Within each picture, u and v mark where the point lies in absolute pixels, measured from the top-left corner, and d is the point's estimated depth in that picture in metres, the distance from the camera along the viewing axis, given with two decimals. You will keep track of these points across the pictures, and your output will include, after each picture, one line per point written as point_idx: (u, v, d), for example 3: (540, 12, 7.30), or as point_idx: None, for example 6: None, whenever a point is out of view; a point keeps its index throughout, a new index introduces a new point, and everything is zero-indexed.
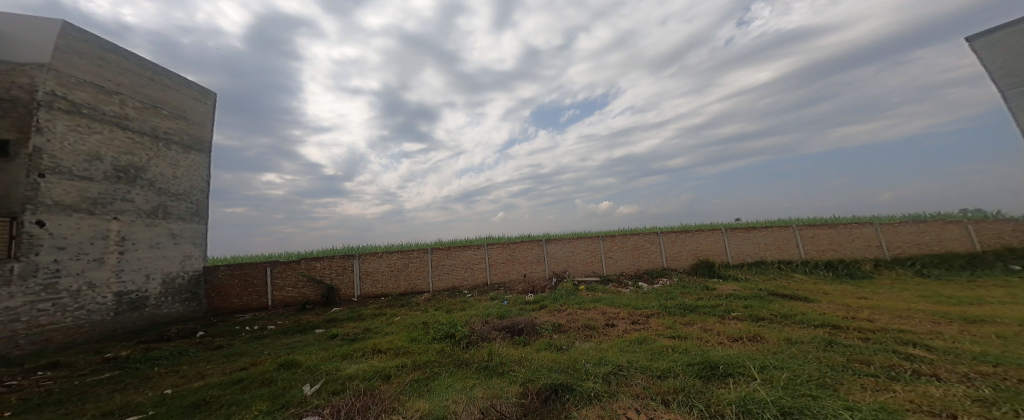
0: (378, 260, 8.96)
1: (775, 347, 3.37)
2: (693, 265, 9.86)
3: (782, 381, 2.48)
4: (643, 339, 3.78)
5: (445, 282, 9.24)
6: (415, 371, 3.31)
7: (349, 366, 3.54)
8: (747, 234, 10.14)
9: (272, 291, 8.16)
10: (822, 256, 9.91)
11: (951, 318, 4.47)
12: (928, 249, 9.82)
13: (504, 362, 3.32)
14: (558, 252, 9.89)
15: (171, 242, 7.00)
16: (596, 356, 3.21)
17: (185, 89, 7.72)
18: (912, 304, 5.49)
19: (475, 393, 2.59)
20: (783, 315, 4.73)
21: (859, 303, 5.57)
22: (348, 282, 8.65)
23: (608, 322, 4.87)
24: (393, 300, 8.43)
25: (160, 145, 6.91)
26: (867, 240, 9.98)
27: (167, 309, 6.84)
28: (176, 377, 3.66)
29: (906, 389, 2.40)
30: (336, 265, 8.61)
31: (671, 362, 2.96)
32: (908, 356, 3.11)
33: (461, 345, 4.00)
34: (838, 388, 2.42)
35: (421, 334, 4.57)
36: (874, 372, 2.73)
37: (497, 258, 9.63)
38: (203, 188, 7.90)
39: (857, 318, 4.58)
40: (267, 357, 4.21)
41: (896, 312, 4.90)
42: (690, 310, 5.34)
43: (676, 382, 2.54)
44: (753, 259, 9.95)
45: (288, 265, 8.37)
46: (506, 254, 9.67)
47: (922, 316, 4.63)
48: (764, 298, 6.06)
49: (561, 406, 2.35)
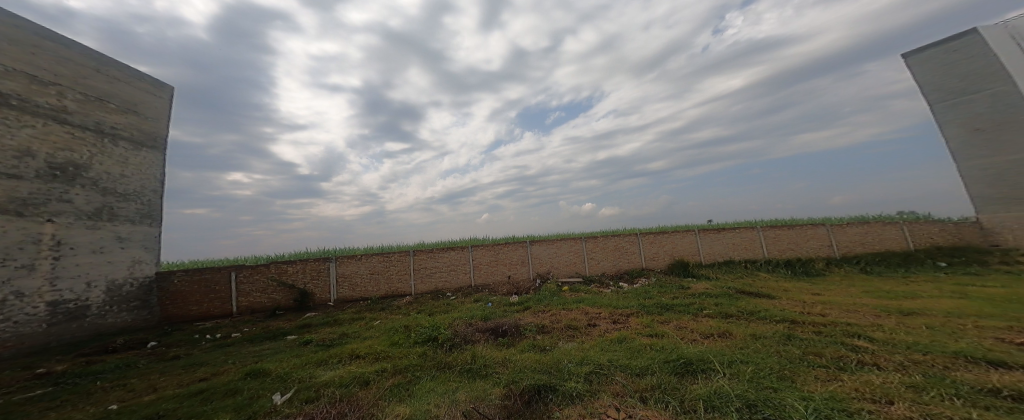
0: (356, 263, 8.65)
1: (742, 343, 3.57)
2: (670, 265, 10.23)
3: (748, 374, 2.62)
4: (623, 338, 3.89)
5: (427, 285, 9.07)
6: (395, 376, 3.21)
7: (324, 373, 3.38)
8: (718, 235, 10.66)
9: (237, 297, 7.65)
10: (783, 255, 10.62)
11: (891, 311, 4.89)
12: (872, 248, 10.80)
13: (487, 364, 3.28)
14: (543, 254, 9.96)
15: (117, 246, 6.39)
16: (578, 356, 3.24)
17: (137, 82, 7.14)
18: (858, 298, 5.99)
19: (457, 396, 2.56)
20: (749, 311, 5.01)
21: (815, 299, 6.00)
22: (324, 286, 8.29)
23: (590, 322, 4.96)
24: (372, 304, 8.18)
25: (105, 141, 6.32)
26: (821, 240, 10.77)
27: (112, 319, 6.22)
28: (124, 392, 3.35)
29: (853, 378, 2.60)
30: (310, 268, 8.25)
31: (650, 360, 3.04)
32: (853, 347, 3.37)
33: (444, 348, 3.93)
34: (796, 379, 2.59)
35: (401, 338, 4.44)
36: (825, 363, 2.95)
37: (482, 260, 9.57)
38: (156, 188, 7.29)
39: (811, 313, 4.93)
40: (231, 366, 3.94)
41: (845, 307, 5.32)
42: (667, 308, 5.55)
43: (653, 379, 2.62)
44: (723, 259, 10.49)
45: (256, 269, 7.89)
46: (491, 256, 9.63)
47: (866, 310, 5.06)
48: (732, 295, 6.40)
49: (545, 406, 2.36)
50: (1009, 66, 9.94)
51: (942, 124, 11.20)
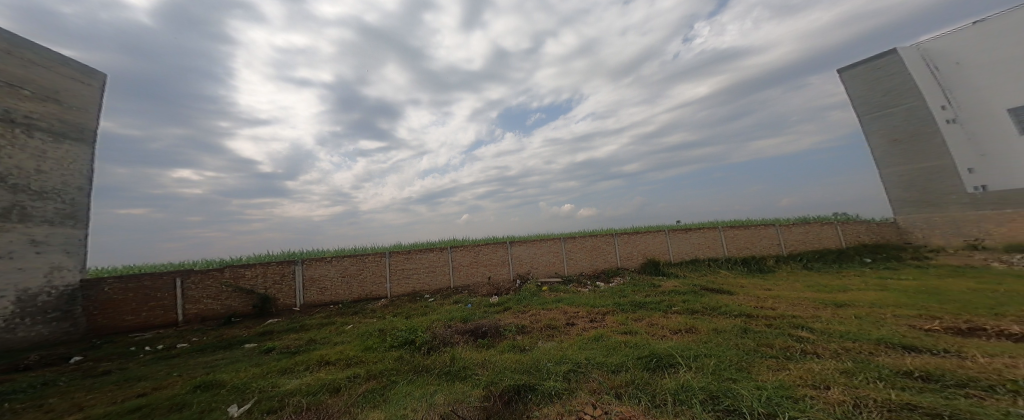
0: (325, 266, 8.23)
1: (705, 337, 3.79)
2: (642, 264, 10.65)
3: (711, 367, 2.78)
4: (600, 336, 3.99)
5: (404, 287, 8.81)
6: (369, 381, 3.08)
7: (288, 382, 3.17)
8: (686, 234, 11.25)
9: (183, 305, 7.00)
10: (741, 253, 11.42)
11: (827, 303, 5.43)
12: (813, 247, 11.89)
13: (466, 366, 3.23)
14: (523, 254, 9.99)
15: (32, 250, 5.59)
16: (557, 355, 3.28)
17: (60, 67, 6.36)
18: (801, 292, 6.57)
19: (435, 399, 2.50)
20: (712, 307, 5.32)
21: (766, 294, 6.50)
22: (288, 290, 7.81)
23: (569, 321, 5.04)
24: (344, 307, 7.80)
25: (15, 131, 5.55)
26: (771, 239, 11.69)
27: (23, 333, 5.34)
28: (41, 413, 2.96)
29: (798, 366, 2.84)
30: (273, 272, 7.74)
31: (624, 357, 3.14)
32: (798, 338, 3.68)
33: (422, 352, 3.83)
34: (751, 370, 2.79)
35: (376, 342, 4.28)
36: (775, 353, 3.20)
37: (462, 261, 9.45)
38: (82, 186, 6.47)
39: (764, 307, 5.35)
40: (177, 379, 3.60)
41: (791, 300, 5.82)
42: (640, 306, 5.78)
43: (627, 375, 2.71)
44: (689, 258, 11.08)
45: (206, 274, 7.28)
46: (471, 257, 9.53)
47: (807, 303, 5.57)
48: (698, 292, 6.78)
49: (524, 406, 2.37)
50: (919, 84, 11.50)
51: (868, 134, 12.88)
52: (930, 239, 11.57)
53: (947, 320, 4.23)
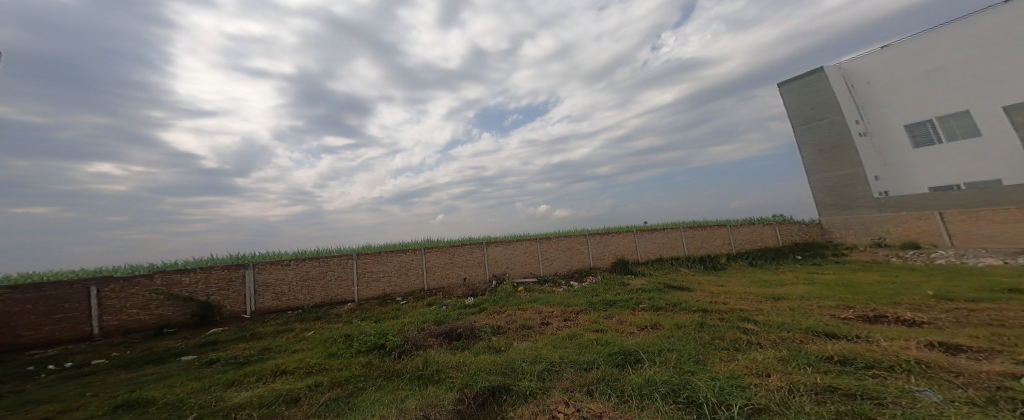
0: (283, 269, 7.66)
1: (669, 332, 4.02)
2: (613, 264, 11.05)
3: (673, 361, 2.95)
4: (573, 334, 4.08)
5: (373, 290, 8.42)
6: (333, 389, 2.90)
7: (236, 395, 2.90)
8: (652, 235, 11.84)
9: (101, 316, 6.01)
10: (699, 252, 12.26)
11: (766, 297, 6.00)
12: (756, 245, 13.04)
13: (439, 369, 3.15)
14: (499, 255, 9.96)
15: None
16: (532, 355, 3.30)
17: None
18: (747, 288, 7.18)
19: (406, 404, 2.41)
20: (673, 303, 5.64)
21: (718, 290, 7.02)
22: (237, 297, 7.14)
23: (543, 320, 5.10)
24: (304, 313, 7.29)
25: None
26: (721, 238, 12.64)
27: None
28: None
29: (745, 357, 3.09)
30: (218, 278, 7.03)
31: (595, 354, 3.24)
32: (744, 330, 4.01)
33: (392, 356, 3.68)
34: (707, 361, 2.99)
35: (341, 348, 4.05)
36: (726, 345, 3.46)
37: (436, 262, 9.23)
38: None
39: (716, 302, 5.77)
40: (93, 399, 3.16)
41: (739, 295, 6.33)
42: (610, 304, 6.00)
43: (598, 372, 2.79)
44: (654, 257, 11.68)
45: (132, 281, 6.38)
46: (446, 258, 9.34)
47: (752, 297, 6.10)
48: (662, 290, 7.17)
49: (499, 407, 2.35)
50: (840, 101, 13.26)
51: (800, 144, 14.85)
52: (846, 237, 13.24)
53: (857, 309, 4.83)
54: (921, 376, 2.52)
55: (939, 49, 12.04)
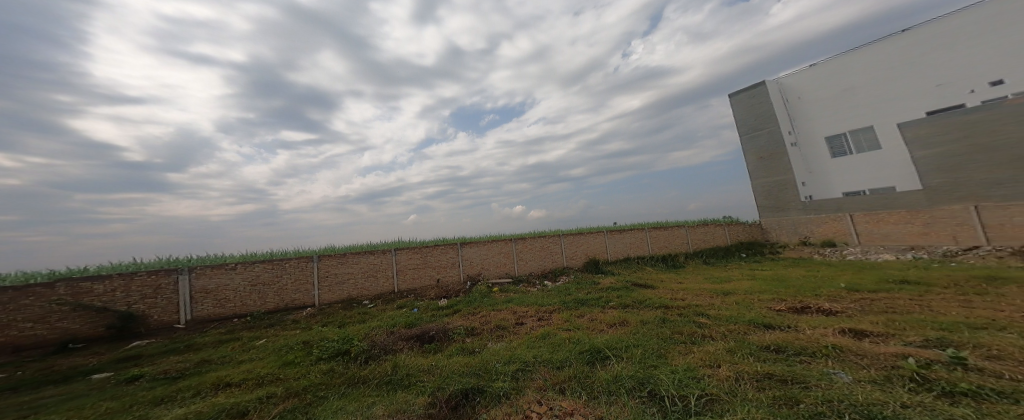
0: (227, 274, 6.97)
1: (635, 328, 4.21)
2: (586, 264, 11.38)
3: (639, 356, 3.09)
4: (547, 333, 4.13)
5: (336, 294, 7.96)
6: (289, 400, 2.69)
7: (168, 412, 2.60)
8: (621, 235, 12.35)
9: None
10: (662, 251, 12.98)
11: (717, 292, 6.50)
12: (709, 244, 14.06)
13: (410, 373, 3.04)
14: (474, 255, 9.85)
15: None
16: (506, 355, 3.30)
17: None
18: (702, 284, 7.72)
19: (374, 411, 2.30)
20: (639, 301, 5.92)
21: (678, 287, 7.47)
22: (168, 306, 6.35)
23: (518, 320, 5.12)
24: (252, 320, 6.69)
25: None
26: (679, 238, 13.47)
27: None
28: None
29: (700, 349, 3.32)
30: (144, 285, 6.17)
31: (568, 352, 3.30)
32: (698, 324, 4.31)
33: (358, 362, 3.49)
34: (668, 355, 3.18)
35: (299, 356, 3.78)
36: (684, 339, 3.69)
37: (407, 264, 8.92)
38: None
39: (675, 298, 6.12)
40: None
41: (694, 291, 6.78)
42: (582, 303, 6.16)
43: (570, 370, 2.84)
44: (623, 256, 12.19)
45: (23, 291, 5.29)
46: (418, 260, 9.07)
47: (705, 293, 6.58)
48: (629, 288, 7.49)
49: (472, 409, 2.32)
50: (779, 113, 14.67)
51: (745, 152, 16.26)
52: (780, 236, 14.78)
53: (789, 301, 5.37)
54: (837, 359, 2.87)
55: (856, 67, 13.65)
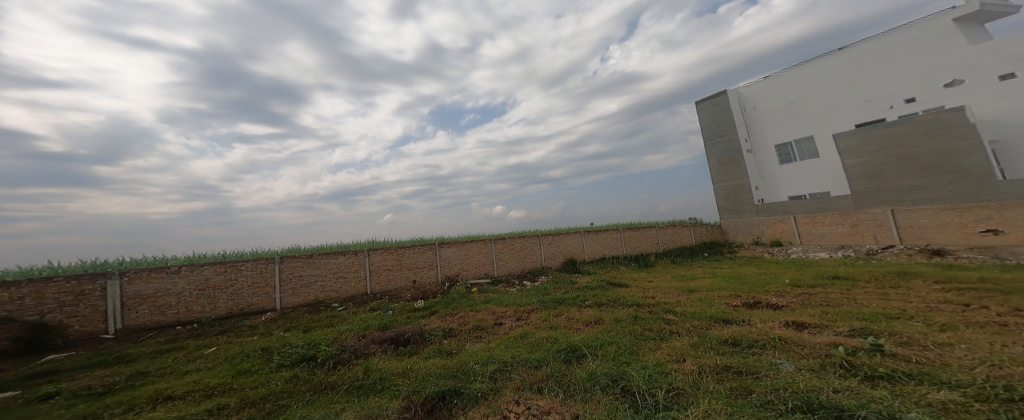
0: (169, 278, 6.31)
1: (610, 326, 4.33)
2: (563, 264, 11.56)
3: (612, 353, 3.18)
4: (525, 333, 4.14)
5: (299, 297, 7.48)
6: (244, 411, 2.48)
7: None
8: (597, 235, 12.68)
9: None
10: (634, 251, 13.49)
11: (683, 290, 6.85)
12: (675, 244, 14.79)
13: (384, 377, 2.92)
14: (452, 256, 9.67)
15: None
16: (484, 356, 3.26)
17: None
18: (670, 282, 8.11)
19: (344, 418, 2.18)
20: (614, 299, 6.10)
21: (649, 285, 7.78)
22: (95, 315, 5.59)
23: (496, 321, 5.08)
24: (199, 327, 6.09)
25: None
26: (649, 238, 14.04)
27: None
28: None
29: (667, 345, 3.47)
30: (64, 292, 5.39)
31: (545, 352, 3.33)
32: (667, 320, 4.51)
33: (325, 368, 3.29)
34: (638, 352, 3.30)
35: (257, 364, 3.50)
36: (653, 336, 3.85)
37: (381, 265, 8.58)
38: None
39: (647, 297, 6.37)
40: None
41: (664, 289, 7.10)
42: (560, 302, 6.24)
43: (547, 369, 2.86)
44: (598, 256, 12.51)
45: None
46: (392, 260, 8.75)
47: (673, 290, 6.91)
48: (604, 287, 7.70)
49: (449, 412, 2.26)
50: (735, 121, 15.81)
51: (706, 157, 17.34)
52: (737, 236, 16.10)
53: (746, 297, 5.77)
54: (782, 350, 3.13)
55: (800, 81, 15.10)
